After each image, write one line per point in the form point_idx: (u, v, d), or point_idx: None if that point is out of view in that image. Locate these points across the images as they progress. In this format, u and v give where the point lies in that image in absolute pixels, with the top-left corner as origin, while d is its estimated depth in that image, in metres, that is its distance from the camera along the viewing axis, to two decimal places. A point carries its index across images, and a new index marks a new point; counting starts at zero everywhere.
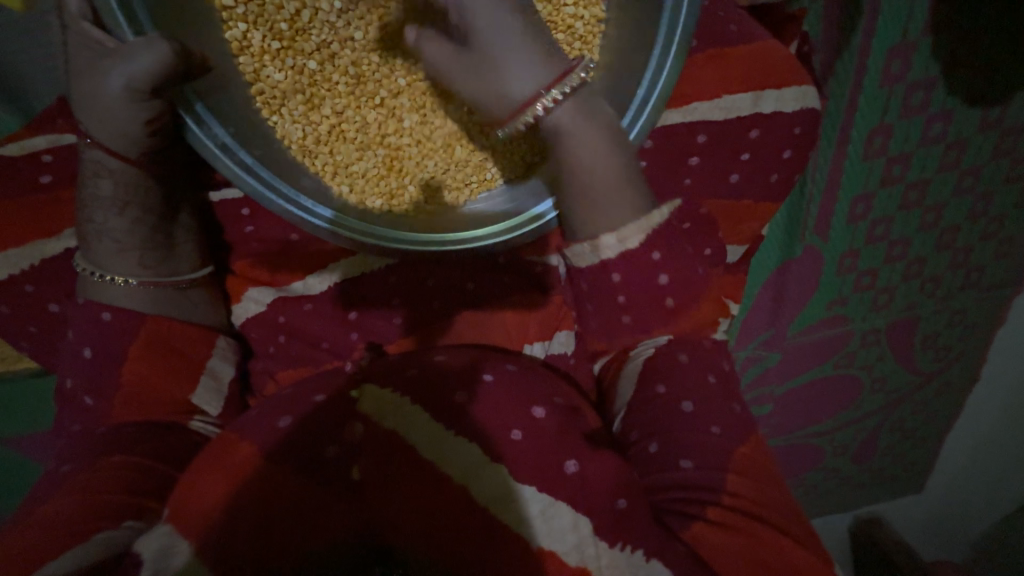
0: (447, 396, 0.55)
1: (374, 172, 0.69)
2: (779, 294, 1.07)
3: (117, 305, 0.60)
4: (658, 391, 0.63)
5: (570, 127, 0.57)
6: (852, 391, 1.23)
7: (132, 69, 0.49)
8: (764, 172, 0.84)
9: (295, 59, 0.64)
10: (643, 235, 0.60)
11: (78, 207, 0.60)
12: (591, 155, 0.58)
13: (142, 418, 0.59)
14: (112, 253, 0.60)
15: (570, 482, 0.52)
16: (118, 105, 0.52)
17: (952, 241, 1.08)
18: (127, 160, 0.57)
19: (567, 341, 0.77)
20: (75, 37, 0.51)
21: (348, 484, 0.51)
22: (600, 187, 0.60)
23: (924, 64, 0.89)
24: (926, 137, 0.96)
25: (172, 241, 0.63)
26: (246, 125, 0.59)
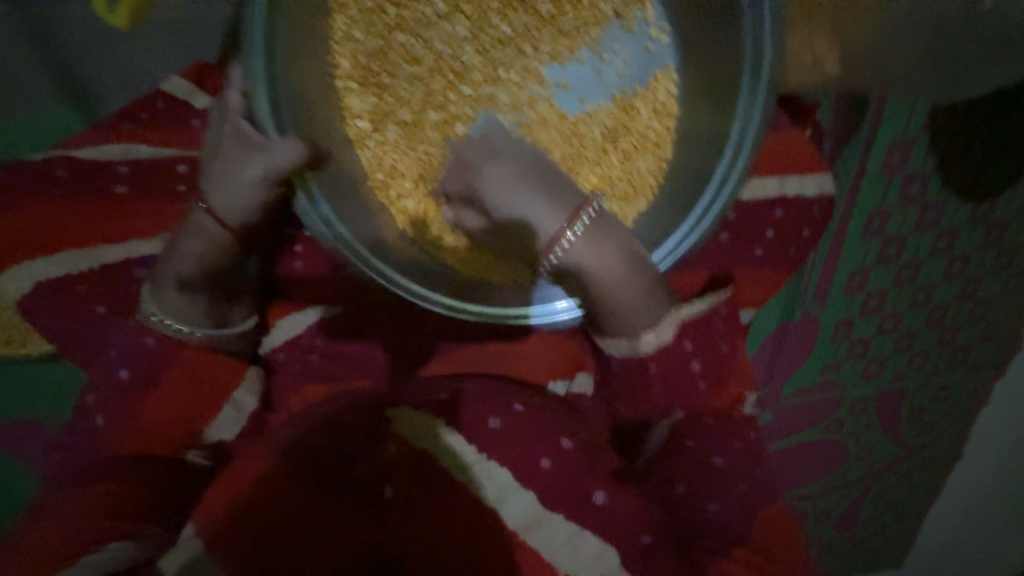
0: (479, 425, 0.50)
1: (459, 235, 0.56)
2: (777, 351, 1.01)
3: (167, 337, 0.52)
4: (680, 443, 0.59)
5: (591, 254, 0.51)
6: (838, 458, 1.18)
7: (272, 158, 0.44)
8: (781, 240, 0.72)
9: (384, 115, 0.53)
10: (675, 328, 0.55)
11: (166, 251, 0.53)
12: (624, 276, 0.51)
13: (147, 450, 0.52)
14: (184, 299, 0.52)
15: (596, 513, 0.48)
16: (247, 187, 0.48)
17: (941, 320, 1.02)
18: (233, 226, 0.51)
19: (587, 383, 0.64)
20: (228, 128, 0.48)
21: (381, 503, 0.48)
22: (628, 299, 0.52)
23: (922, 159, 0.84)
24: (921, 223, 0.90)
25: (243, 291, 0.56)
26: (358, 196, 0.50)
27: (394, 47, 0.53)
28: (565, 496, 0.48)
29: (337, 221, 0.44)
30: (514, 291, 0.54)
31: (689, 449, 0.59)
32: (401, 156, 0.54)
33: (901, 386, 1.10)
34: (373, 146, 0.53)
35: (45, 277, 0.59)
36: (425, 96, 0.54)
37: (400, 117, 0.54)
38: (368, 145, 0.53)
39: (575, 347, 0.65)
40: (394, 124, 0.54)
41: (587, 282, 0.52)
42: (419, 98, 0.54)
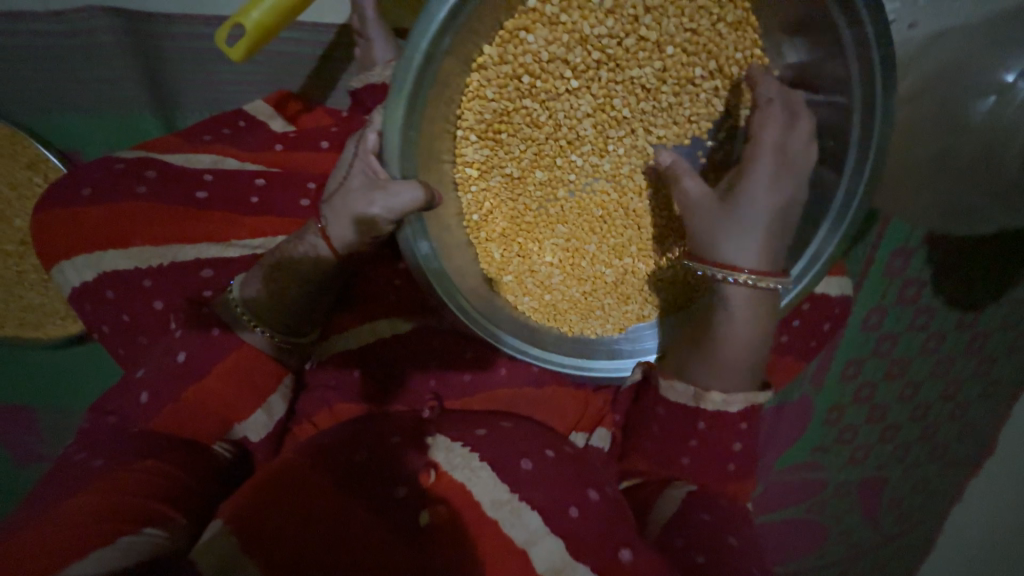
0: (513, 465, 0.52)
1: (541, 276, 0.62)
2: (775, 427, 1.05)
3: (238, 340, 0.55)
4: (697, 515, 0.56)
5: (742, 300, 0.50)
6: (819, 541, 1.20)
7: (391, 203, 0.44)
8: (794, 327, 0.77)
9: (495, 160, 0.57)
10: (745, 404, 0.54)
11: (264, 256, 0.57)
12: (749, 335, 0.51)
13: (180, 436, 0.54)
14: (265, 303, 0.54)
15: (626, 572, 0.46)
16: (359, 217, 0.47)
17: (926, 417, 1.07)
18: (337, 253, 0.52)
19: (604, 439, 0.69)
20: (357, 163, 0.47)
21: (417, 530, 0.47)
22: (730, 360, 0.52)
23: (919, 267, 0.93)
24: (913, 324, 0.98)
25: (318, 308, 0.58)
26: (451, 238, 0.55)
27: (519, 111, 0.55)
28: (594, 552, 0.47)
29: (429, 260, 0.48)
30: (572, 344, 0.61)
31: (706, 521, 0.55)
32: (498, 205, 0.59)
33: (885, 478, 1.14)
34: (475, 191, 0.58)
35: (115, 262, 0.63)
36: (535, 155, 0.58)
37: (508, 172, 0.58)
38: (471, 189, 0.57)
39: (601, 402, 0.70)
40: (501, 176, 0.58)
41: (718, 320, 0.52)
42: (529, 156, 0.58)
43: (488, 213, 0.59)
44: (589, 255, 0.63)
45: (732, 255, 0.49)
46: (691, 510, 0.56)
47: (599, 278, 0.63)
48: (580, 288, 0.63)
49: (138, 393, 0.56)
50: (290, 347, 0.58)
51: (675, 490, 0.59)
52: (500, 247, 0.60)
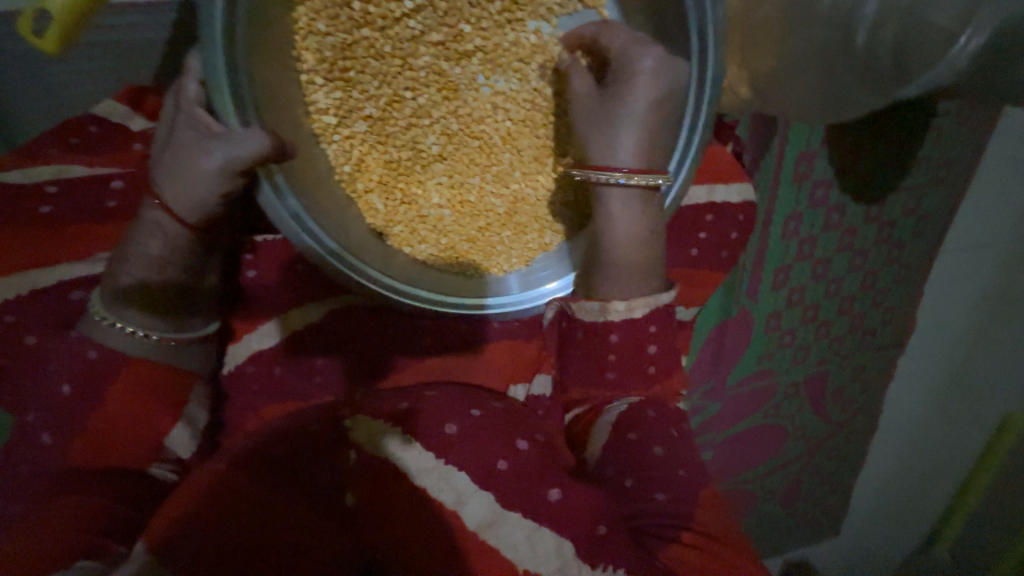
0: (437, 430, 0.56)
1: (428, 218, 0.62)
2: (720, 345, 1.10)
3: (114, 351, 0.50)
4: (628, 437, 0.60)
5: (623, 200, 0.58)
6: (778, 439, 1.29)
7: (233, 153, 0.44)
8: (709, 243, 0.80)
9: (351, 100, 0.55)
10: (646, 309, 0.59)
11: (115, 256, 0.52)
12: (633, 232, 0.58)
13: (109, 465, 0.50)
14: (135, 301, 0.51)
15: (554, 508, 0.52)
16: (207, 178, 0.46)
17: (851, 308, 1.15)
18: (185, 224, 0.51)
19: (547, 385, 0.72)
20: (184, 118, 0.48)
21: (341, 509, 0.53)
22: (625, 258, 0.59)
23: (824, 167, 0.96)
24: (828, 225, 1.02)
25: (193, 294, 0.55)
26: (319, 195, 0.53)
27: (361, 42, 0.54)
28: (523, 496, 0.53)
29: (296, 214, 0.46)
30: (472, 284, 0.61)
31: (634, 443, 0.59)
32: (368, 151, 0.58)
33: (825, 370, 1.23)
34: (340, 140, 0.56)
35: None
36: (392, 90, 0.57)
37: (369, 113, 0.57)
38: (335, 139, 0.56)
39: (534, 351, 0.72)
40: (362, 119, 0.57)
41: (605, 224, 0.58)
42: (386, 93, 0.57)
43: (363, 161, 0.58)
44: (476, 190, 0.64)
45: (613, 156, 0.57)
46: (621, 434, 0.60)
47: (490, 212, 0.64)
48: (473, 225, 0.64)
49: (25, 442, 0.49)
50: (184, 347, 0.54)
51: (608, 416, 0.63)
52: (381, 197, 0.59)
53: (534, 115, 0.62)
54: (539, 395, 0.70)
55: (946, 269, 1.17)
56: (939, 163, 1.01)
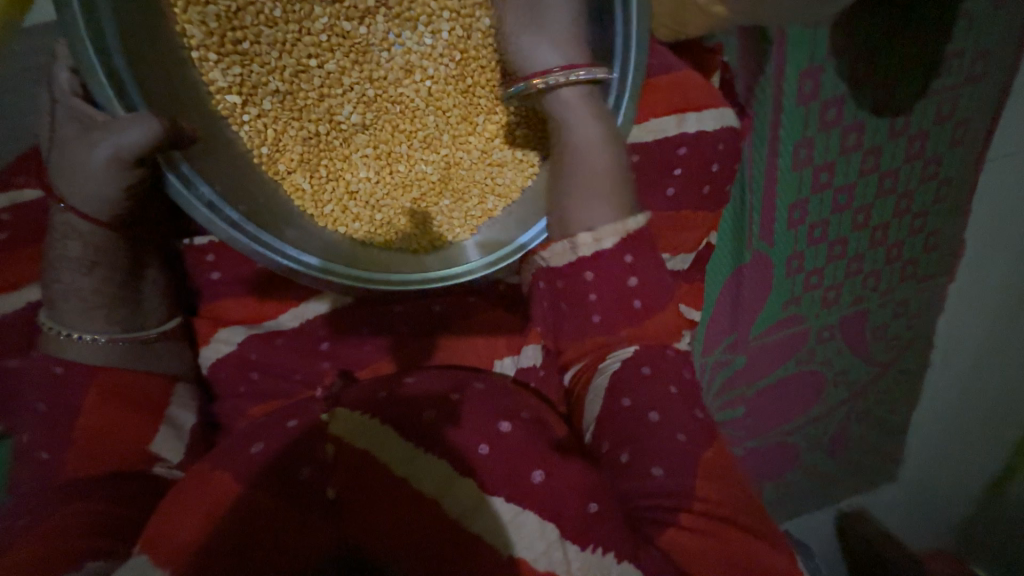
0: (416, 416, 0.52)
1: (358, 192, 0.66)
2: (737, 295, 1.03)
3: (76, 359, 0.53)
4: (622, 404, 0.55)
5: (573, 109, 0.56)
6: (816, 386, 1.21)
7: (121, 141, 0.46)
8: (699, 185, 0.73)
9: (257, 80, 0.60)
10: (618, 235, 0.56)
11: (46, 264, 0.54)
12: (592, 147, 0.56)
13: (103, 471, 0.51)
14: (80, 311, 0.54)
15: (539, 493, 0.48)
16: (104, 172, 0.48)
17: (884, 237, 1.04)
18: (100, 224, 0.52)
19: (536, 355, 0.68)
20: (64, 110, 0.50)
21: (324, 505, 0.48)
22: (590, 177, 0.56)
23: (833, 83, 0.85)
24: (845, 147, 0.91)
25: (139, 295, 0.58)
26: (233, 182, 0.55)
27: (250, 13, 0.58)
28: (506, 479, 0.48)
29: (205, 195, 0.48)
30: (411, 263, 0.63)
31: (627, 410, 0.54)
32: (284, 128, 0.62)
33: (861, 309, 1.13)
34: (250, 120, 0.60)
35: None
36: (296, 65, 0.61)
37: (274, 87, 0.61)
38: (245, 120, 0.60)
39: (520, 321, 0.69)
40: (269, 95, 0.61)
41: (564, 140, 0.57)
42: (290, 68, 0.61)
43: (280, 138, 0.62)
44: (405, 158, 0.67)
45: (539, 63, 0.56)
46: (615, 399, 0.55)
47: (422, 179, 0.68)
48: (407, 195, 0.67)
49: (24, 462, 0.51)
50: (144, 344, 0.58)
51: (602, 376, 0.58)
52: (305, 175, 0.63)
53: (450, 77, 0.65)
54: (529, 367, 0.66)
55: (994, 181, 1.04)
56: (974, 58, 0.88)
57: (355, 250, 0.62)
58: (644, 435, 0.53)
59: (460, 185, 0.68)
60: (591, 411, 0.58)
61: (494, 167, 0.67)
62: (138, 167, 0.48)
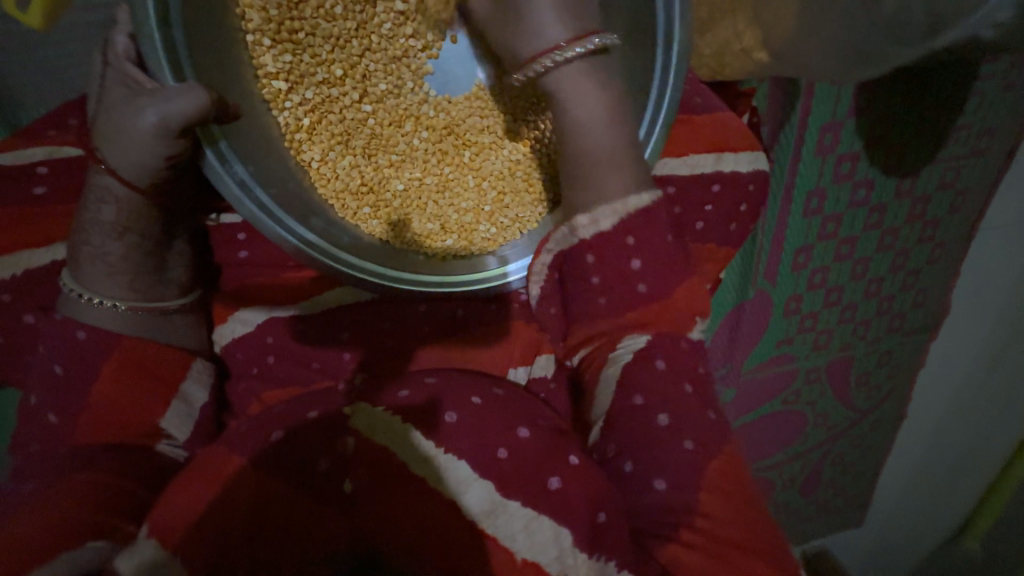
0: (437, 418, 0.52)
1: (382, 190, 0.66)
2: (735, 329, 1.06)
3: (94, 324, 0.52)
4: (635, 402, 0.55)
5: (574, 90, 0.56)
6: (798, 425, 1.24)
7: (168, 108, 0.45)
8: (721, 221, 0.76)
9: (305, 67, 0.60)
10: (617, 217, 0.56)
11: (75, 225, 0.53)
12: (600, 125, 0.57)
13: (110, 441, 0.51)
14: (102, 274, 0.53)
15: (554, 499, 0.50)
16: (143, 140, 0.47)
17: (878, 290, 1.09)
18: (136, 189, 0.51)
19: (548, 365, 0.69)
20: (115, 74, 0.49)
21: (343, 498, 0.51)
22: (592, 159, 0.57)
23: (850, 139, 0.89)
24: (853, 201, 0.96)
25: (163, 265, 0.56)
26: (265, 163, 0.55)
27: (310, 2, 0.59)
28: (523, 485, 0.50)
29: (233, 171, 0.48)
30: (428, 267, 0.63)
31: (637, 408, 0.55)
32: (321, 117, 0.62)
33: (849, 355, 1.17)
34: (291, 107, 0.60)
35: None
36: (347, 59, 0.62)
37: (320, 78, 0.61)
38: (286, 105, 0.60)
39: (536, 334, 0.69)
40: (314, 84, 0.61)
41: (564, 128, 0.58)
42: (341, 61, 0.62)
43: (314, 127, 0.62)
44: (433, 161, 0.67)
45: (545, 40, 0.55)
46: (627, 397, 0.56)
47: (447, 185, 0.68)
48: (429, 199, 0.67)
49: (37, 423, 0.51)
50: (162, 316, 0.56)
51: (613, 367, 0.58)
52: (332, 166, 0.63)
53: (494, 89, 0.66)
54: (542, 377, 0.68)
55: (986, 249, 1.09)
56: (980, 133, 0.93)
57: (372, 247, 0.62)
58: (647, 444, 0.53)
59: (480, 197, 0.68)
60: (600, 404, 0.58)
61: (523, 182, 0.68)
62: (181, 137, 0.48)
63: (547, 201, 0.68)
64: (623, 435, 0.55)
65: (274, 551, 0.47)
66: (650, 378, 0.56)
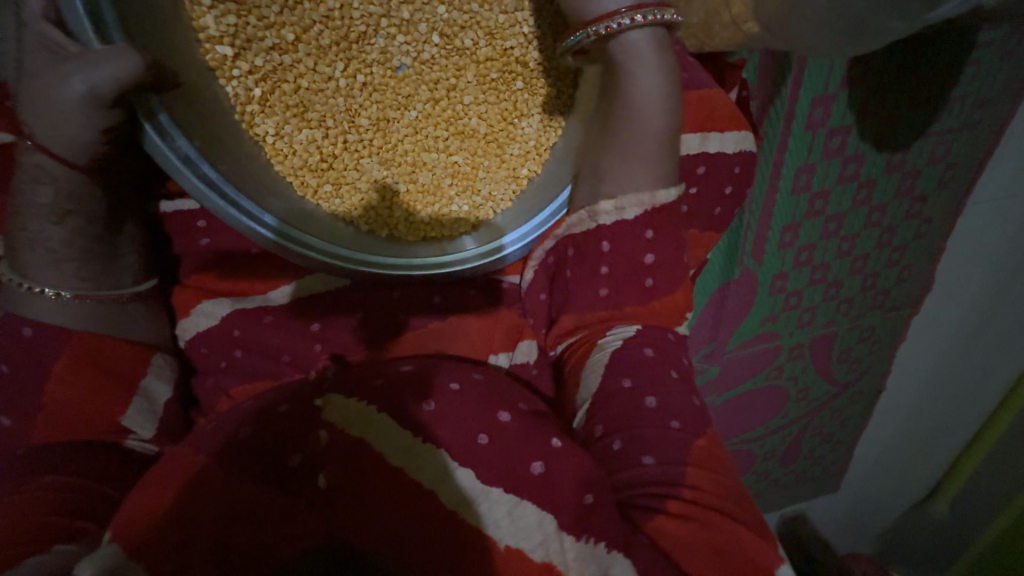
0: (407, 412, 0.50)
1: (342, 165, 0.62)
2: (720, 307, 1.06)
3: (42, 320, 0.50)
4: (624, 385, 0.57)
5: (640, 54, 0.54)
6: (779, 400, 1.27)
7: (98, 75, 0.42)
8: (707, 201, 0.74)
9: (252, 32, 0.56)
10: (640, 209, 0.59)
11: (9, 214, 0.50)
12: (640, 104, 0.56)
13: (76, 439, 0.50)
14: (45, 263, 0.50)
15: (534, 483, 0.49)
16: (73, 114, 0.44)
17: (863, 266, 1.08)
18: (73, 166, 0.48)
19: (530, 352, 0.68)
20: (29, 35, 0.44)
21: (316, 495, 0.46)
22: (641, 140, 0.57)
23: (841, 113, 0.85)
24: (843, 177, 0.93)
25: (114, 251, 0.54)
26: (214, 140, 0.51)
27: None
28: (502, 472, 0.48)
29: (173, 140, 0.44)
30: (394, 250, 0.60)
31: (628, 390, 0.57)
32: (274, 87, 0.58)
33: (832, 331, 1.17)
34: (239, 76, 0.56)
35: None
36: (301, 22, 0.57)
37: (270, 44, 0.57)
38: (233, 74, 0.56)
39: (515, 319, 0.68)
40: (263, 51, 0.57)
41: (621, 116, 0.57)
42: (294, 24, 0.57)
43: (267, 98, 0.58)
44: (398, 133, 0.64)
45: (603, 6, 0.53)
46: (616, 381, 0.58)
47: (416, 160, 0.65)
48: (395, 174, 0.64)
49: None
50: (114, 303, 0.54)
51: (602, 353, 0.61)
52: (288, 142, 0.60)
53: (462, 59, 0.63)
54: (522, 364, 0.67)
55: (975, 223, 1.08)
56: (975, 105, 0.90)
57: (339, 228, 0.59)
58: (636, 421, 0.55)
59: (451, 173, 0.65)
60: (587, 389, 0.60)
61: (498, 157, 0.65)
62: (116, 108, 0.44)
63: (519, 176, 0.66)
64: (608, 418, 0.56)
65: (238, 556, 0.42)
66: (642, 364, 0.59)
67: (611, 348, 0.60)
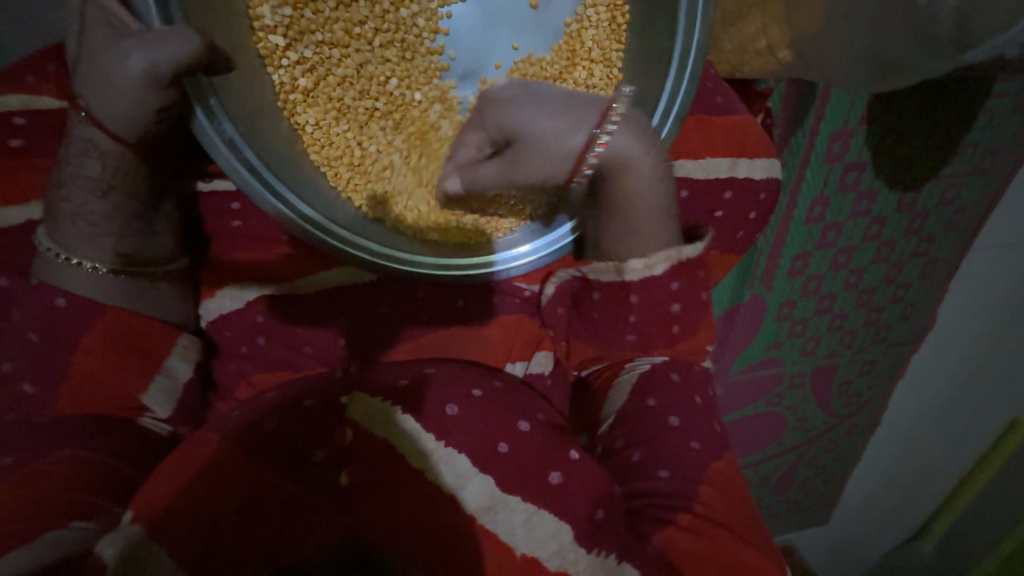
0: (432, 410, 0.50)
1: (377, 162, 0.62)
2: (728, 330, 1.07)
3: (76, 291, 0.50)
4: (648, 403, 0.59)
5: (629, 145, 0.56)
6: (777, 428, 1.27)
7: (156, 53, 0.42)
8: (727, 224, 0.75)
9: (306, 27, 0.57)
10: (669, 263, 0.61)
11: (53, 181, 0.49)
12: (642, 183, 0.58)
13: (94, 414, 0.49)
14: (84, 235, 0.50)
15: (553, 493, 0.48)
16: (130, 87, 0.44)
17: (868, 300, 1.10)
18: (121, 141, 0.48)
19: (547, 362, 0.69)
20: (92, 10, 0.45)
21: (336, 493, 0.46)
22: (648, 210, 0.60)
23: (859, 149, 0.88)
24: (855, 212, 0.95)
25: (150, 228, 0.53)
26: (256, 126, 0.51)
27: None
28: (523, 479, 0.48)
29: (216, 122, 0.44)
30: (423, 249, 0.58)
31: (652, 409, 0.59)
32: (319, 80, 0.59)
33: (832, 363, 1.19)
34: (288, 65, 0.57)
35: None
36: (354, 23, 0.59)
37: (321, 38, 0.58)
38: (281, 64, 0.57)
39: (535, 327, 0.69)
40: (314, 44, 0.58)
41: (623, 194, 0.59)
42: (347, 24, 0.59)
43: (311, 90, 0.59)
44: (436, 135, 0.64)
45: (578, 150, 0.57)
46: (640, 399, 0.60)
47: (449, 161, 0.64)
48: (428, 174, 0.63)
49: None
50: (144, 280, 0.54)
51: (629, 374, 0.64)
52: (327, 136, 0.59)
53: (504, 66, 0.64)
54: (538, 374, 0.68)
55: (979, 267, 1.10)
56: (984, 153, 0.93)
57: (368, 223, 0.58)
58: (651, 437, 0.56)
59: None
60: (611, 405, 0.63)
61: None
62: (171, 87, 0.45)
63: None
64: (633, 430, 0.57)
65: (257, 550, 0.41)
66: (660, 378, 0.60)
67: (639, 370, 0.64)
